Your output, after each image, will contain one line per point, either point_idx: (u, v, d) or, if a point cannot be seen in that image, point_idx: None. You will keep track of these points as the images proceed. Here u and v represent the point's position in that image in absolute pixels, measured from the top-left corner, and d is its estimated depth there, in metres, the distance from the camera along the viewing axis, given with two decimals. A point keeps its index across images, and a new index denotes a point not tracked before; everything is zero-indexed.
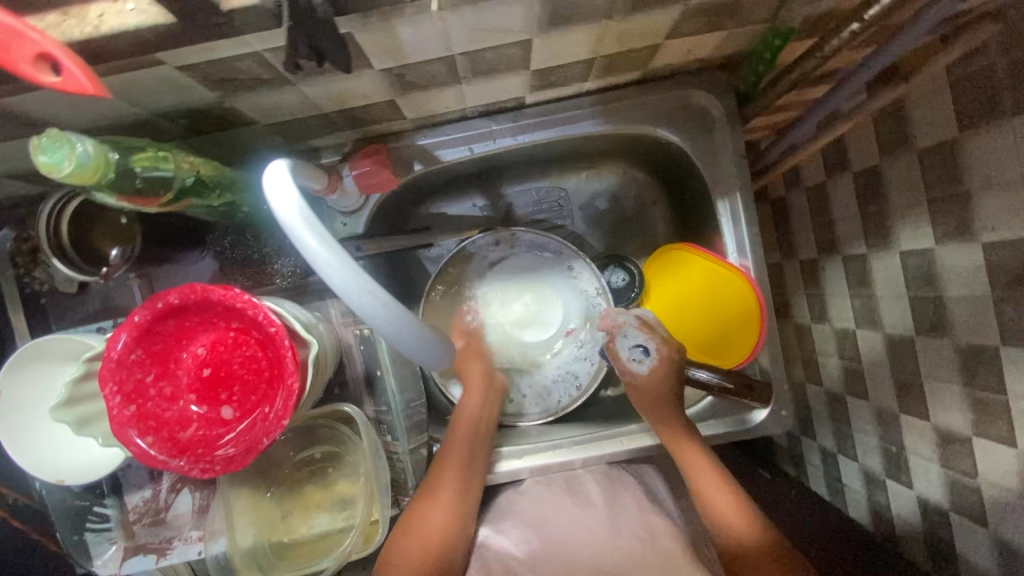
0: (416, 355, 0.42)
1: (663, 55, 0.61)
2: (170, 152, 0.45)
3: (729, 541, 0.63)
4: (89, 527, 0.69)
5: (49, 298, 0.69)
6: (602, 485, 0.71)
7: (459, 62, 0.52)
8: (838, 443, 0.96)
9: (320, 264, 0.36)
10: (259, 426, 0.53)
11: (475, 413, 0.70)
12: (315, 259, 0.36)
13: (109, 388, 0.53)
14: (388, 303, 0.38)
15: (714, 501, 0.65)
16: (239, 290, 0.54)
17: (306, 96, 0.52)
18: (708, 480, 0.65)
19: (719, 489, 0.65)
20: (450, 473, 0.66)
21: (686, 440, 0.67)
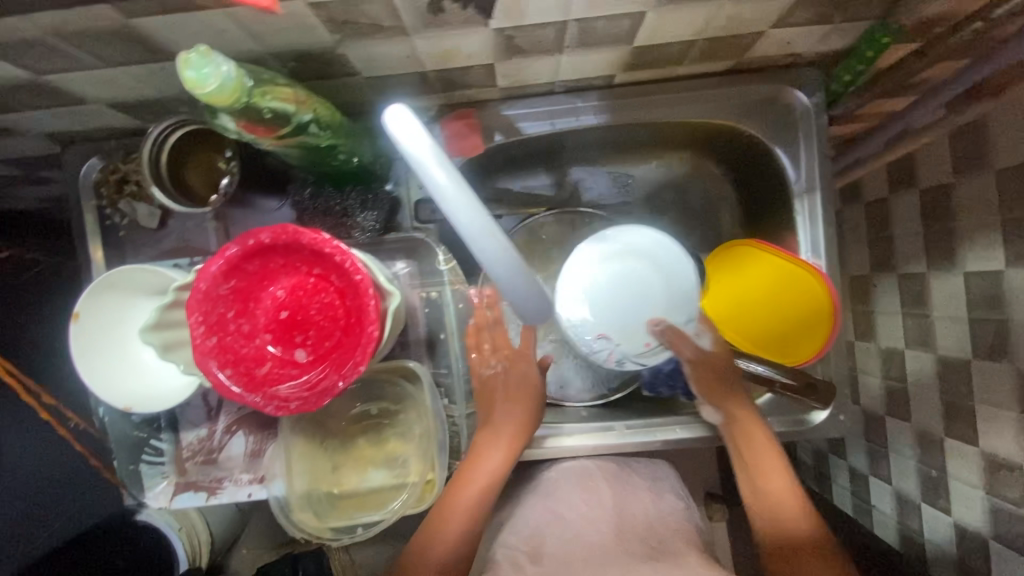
0: (519, 305, 0.42)
1: (761, 46, 0.61)
2: (291, 88, 0.46)
3: (778, 530, 0.62)
4: (144, 459, 0.71)
5: (127, 232, 0.70)
6: (609, 488, 0.73)
7: (569, 30, 0.52)
8: (871, 463, 0.94)
9: (447, 201, 0.37)
10: (336, 370, 0.55)
11: (514, 421, 0.67)
12: (440, 192, 0.37)
13: (195, 318, 0.54)
14: (506, 245, 0.38)
15: (766, 486, 0.65)
16: (328, 236, 0.56)
17: (413, 50, 0.53)
18: (766, 462, 0.65)
19: (776, 475, 0.65)
20: (468, 472, 0.64)
21: (750, 418, 0.67)
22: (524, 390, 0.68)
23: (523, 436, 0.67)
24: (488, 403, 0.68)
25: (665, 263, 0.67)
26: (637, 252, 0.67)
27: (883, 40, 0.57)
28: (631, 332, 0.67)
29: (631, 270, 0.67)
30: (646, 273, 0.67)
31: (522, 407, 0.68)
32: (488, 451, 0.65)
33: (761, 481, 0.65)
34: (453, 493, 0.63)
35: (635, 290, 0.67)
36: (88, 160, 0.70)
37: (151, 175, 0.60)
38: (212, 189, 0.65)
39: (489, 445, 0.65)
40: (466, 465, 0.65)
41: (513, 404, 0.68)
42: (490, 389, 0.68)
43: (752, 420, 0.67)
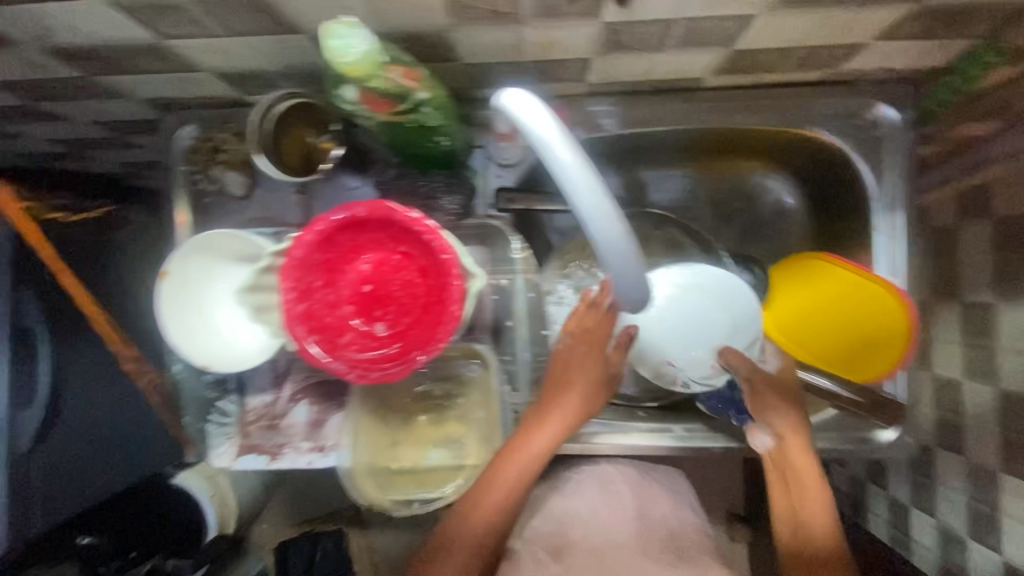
0: (626, 291, 0.43)
1: (858, 58, 0.61)
2: (413, 67, 0.47)
3: (799, 537, 0.65)
4: (211, 419, 0.73)
5: (213, 198, 0.73)
6: (631, 493, 0.78)
7: (676, 28, 0.52)
8: (915, 494, 0.92)
9: (571, 181, 0.39)
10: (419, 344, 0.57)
11: (568, 409, 0.65)
12: (565, 172, 0.39)
13: (287, 284, 0.56)
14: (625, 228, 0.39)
15: (800, 499, 0.65)
16: (419, 214, 0.57)
17: (519, 39, 0.54)
18: (806, 478, 0.65)
19: (811, 491, 0.65)
20: (513, 455, 0.64)
21: (797, 432, 0.66)
22: (585, 377, 0.65)
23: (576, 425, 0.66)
24: (555, 387, 0.65)
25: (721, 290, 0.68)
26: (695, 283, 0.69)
27: (989, 60, 0.56)
28: (697, 358, 0.69)
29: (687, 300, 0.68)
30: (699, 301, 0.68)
31: (579, 395, 0.65)
32: (543, 433, 0.64)
33: (799, 497, 0.65)
34: (500, 464, 0.64)
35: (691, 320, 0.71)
36: (184, 127, 0.72)
37: (257, 142, 0.63)
38: (305, 164, 0.67)
39: (546, 427, 0.64)
40: (518, 445, 0.64)
41: (572, 392, 0.65)
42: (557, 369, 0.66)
43: (798, 436, 0.66)
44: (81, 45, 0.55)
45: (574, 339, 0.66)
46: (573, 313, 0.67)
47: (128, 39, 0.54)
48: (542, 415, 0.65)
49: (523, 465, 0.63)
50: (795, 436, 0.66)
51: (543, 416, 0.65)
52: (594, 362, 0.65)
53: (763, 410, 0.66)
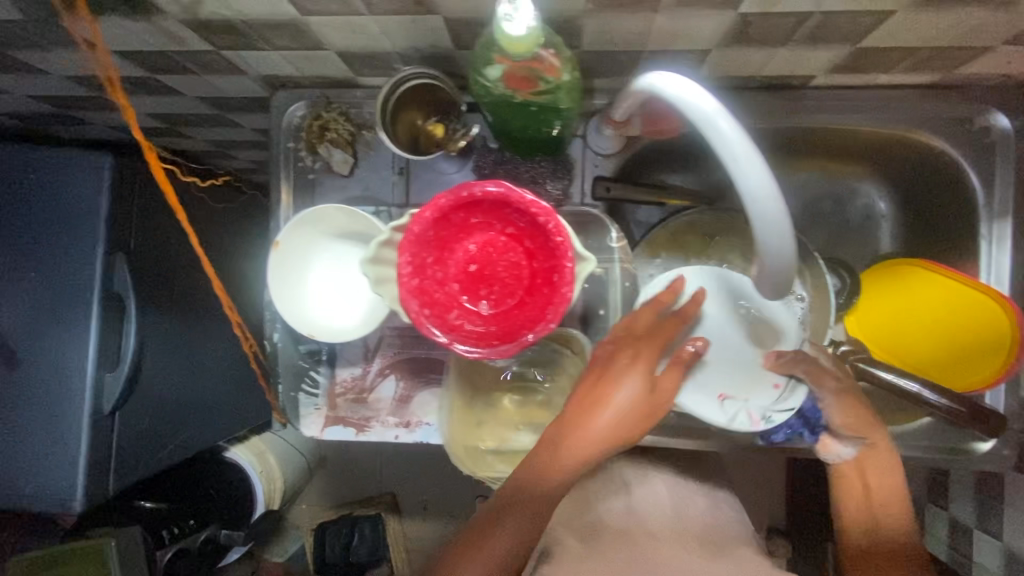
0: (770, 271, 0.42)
1: (980, 62, 0.60)
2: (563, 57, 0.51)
3: (873, 527, 0.66)
4: (303, 389, 0.75)
5: (316, 175, 0.76)
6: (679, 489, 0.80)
7: (808, 22, 0.53)
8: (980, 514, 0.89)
9: (727, 150, 0.39)
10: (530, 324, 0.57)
11: (597, 408, 0.57)
12: (728, 146, 0.39)
13: (405, 257, 0.57)
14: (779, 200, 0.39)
15: (876, 502, 0.66)
16: (534, 196, 0.58)
17: (649, 28, 0.55)
18: (888, 484, 0.65)
19: (891, 495, 0.65)
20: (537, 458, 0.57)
21: (881, 440, 0.65)
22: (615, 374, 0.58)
23: (608, 429, 0.57)
24: (589, 402, 0.57)
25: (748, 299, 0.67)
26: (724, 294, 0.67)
27: None
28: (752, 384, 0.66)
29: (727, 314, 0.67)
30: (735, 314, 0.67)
31: (608, 391, 0.57)
32: (575, 454, 0.57)
33: (873, 490, 0.66)
34: (525, 488, 0.56)
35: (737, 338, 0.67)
36: (293, 105, 0.75)
37: (380, 118, 0.64)
38: (413, 146, 0.69)
39: (575, 448, 0.57)
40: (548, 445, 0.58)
41: (609, 411, 0.56)
42: (598, 380, 0.58)
43: (882, 444, 0.65)
44: (223, 18, 0.57)
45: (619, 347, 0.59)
46: (645, 305, 0.61)
47: (273, 14, 0.56)
48: (574, 433, 0.57)
49: (548, 470, 0.56)
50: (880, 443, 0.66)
51: (569, 424, 0.57)
52: (636, 377, 0.57)
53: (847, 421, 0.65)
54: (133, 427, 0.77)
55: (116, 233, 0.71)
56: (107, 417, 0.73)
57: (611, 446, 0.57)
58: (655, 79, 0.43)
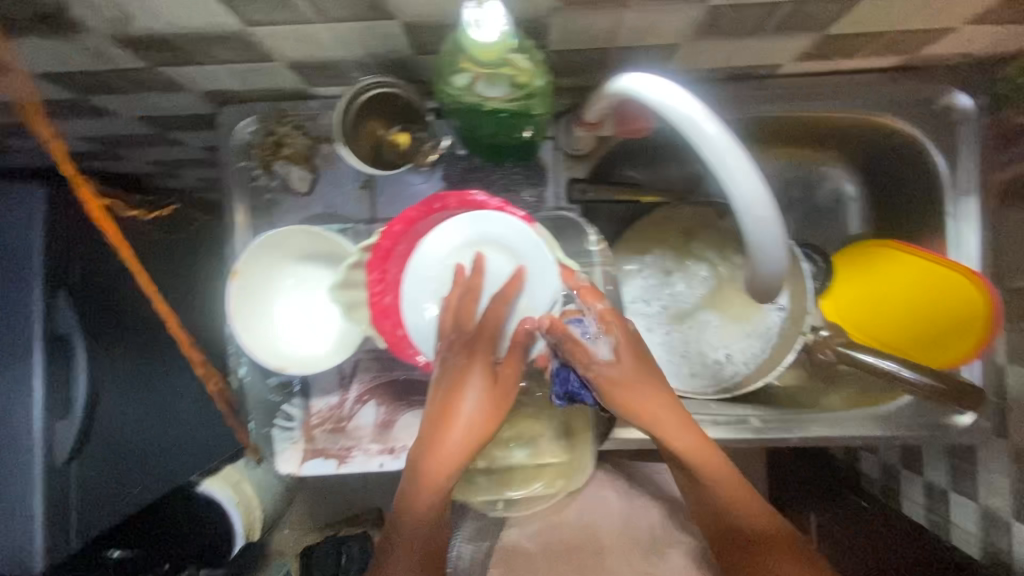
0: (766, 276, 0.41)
1: (939, 44, 0.61)
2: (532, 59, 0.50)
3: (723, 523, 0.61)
4: (276, 423, 0.71)
5: (274, 195, 0.71)
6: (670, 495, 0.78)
7: (778, 11, 0.52)
8: (954, 477, 0.84)
9: (717, 155, 0.37)
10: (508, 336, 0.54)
11: (444, 418, 0.53)
12: (718, 150, 0.37)
13: (375, 275, 0.54)
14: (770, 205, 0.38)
15: (719, 500, 0.60)
16: (513, 206, 0.55)
17: (618, 24, 0.53)
18: (727, 476, 0.60)
19: (727, 486, 0.60)
20: (415, 487, 0.55)
21: (691, 429, 0.58)
22: (444, 380, 0.53)
23: (461, 437, 0.53)
24: (436, 418, 0.53)
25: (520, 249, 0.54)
26: (500, 244, 0.54)
27: None
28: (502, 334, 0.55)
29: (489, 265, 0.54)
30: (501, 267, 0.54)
31: (447, 400, 0.53)
32: (438, 472, 0.54)
33: (703, 489, 0.61)
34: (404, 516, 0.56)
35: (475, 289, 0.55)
36: (244, 120, 0.70)
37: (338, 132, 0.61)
38: (376, 156, 0.65)
39: (434, 467, 0.54)
40: (417, 471, 0.55)
41: (454, 420, 0.53)
42: (443, 392, 0.53)
43: (682, 429, 0.57)
44: (156, 34, 0.52)
45: (452, 350, 0.53)
46: (444, 304, 0.53)
47: (212, 27, 0.51)
48: (434, 453, 0.53)
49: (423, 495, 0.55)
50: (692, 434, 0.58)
51: (433, 442, 0.54)
52: (473, 379, 0.53)
53: (627, 408, 0.55)
54: (93, 475, 0.70)
55: (58, 270, 0.64)
56: (61, 470, 0.65)
57: (470, 454, 0.54)
58: (636, 79, 0.41)
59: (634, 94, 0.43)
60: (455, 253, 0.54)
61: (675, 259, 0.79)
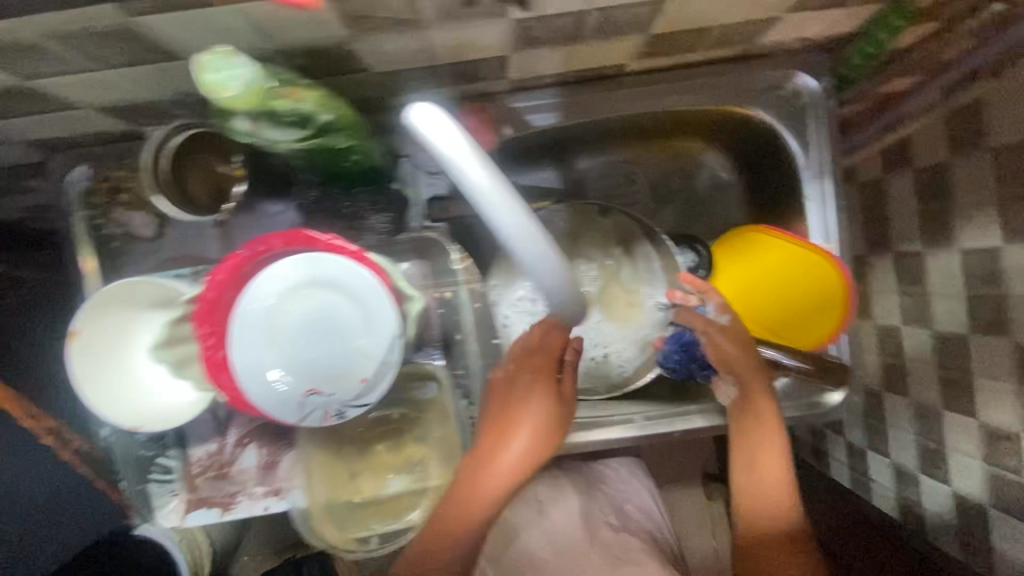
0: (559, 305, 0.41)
1: (773, 32, 0.61)
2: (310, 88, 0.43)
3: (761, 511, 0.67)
4: (153, 477, 0.69)
5: (122, 242, 0.67)
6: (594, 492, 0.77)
7: (587, 20, 0.51)
8: (868, 439, 0.96)
9: (484, 202, 0.36)
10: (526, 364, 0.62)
11: (508, 430, 0.59)
12: (480, 195, 0.36)
13: (204, 329, 0.52)
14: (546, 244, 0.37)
15: (757, 488, 0.68)
16: (343, 240, 0.54)
17: (427, 44, 0.51)
18: (767, 466, 0.68)
19: (774, 479, 0.68)
20: (466, 494, 0.58)
21: (770, 414, 0.68)
22: (500, 396, 0.60)
23: (531, 453, 0.60)
24: (499, 432, 0.59)
25: (356, 288, 0.53)
26: (337, 284, 0.53)
27: (897, 23, 0.56)
28: (344, 373, 0.53)
29: (327, 305, 0.53)
30: (339, 306, 0.53)
31: (517, 416, 0.60)
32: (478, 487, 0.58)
33: (755, 465, 0.68)
34: (432, 546, 0.58)
35: (315, 330, 0.53)
36: (78, 168, 0.66)
37: (150, 182, 0.59)
38: (217, 196, 0.63)
39: (489, 477, 0.59)
40: (474, 480, 0.59)
41: (514, 433, 0.59)
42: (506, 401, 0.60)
43: (769, 411, 0.68)
44: None
45: (515, 368, 0.60)
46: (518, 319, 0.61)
47: None
48: (484, 468, 0.59)
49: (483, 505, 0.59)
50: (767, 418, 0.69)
51: (494, 454, 0.59)
52: (542, 399, 0.60)
53: (748, 382, 0.68)
54: None
55: None
56: None
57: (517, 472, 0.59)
58: (405, 108, 0.37)
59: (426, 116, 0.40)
60: (291, 293, 0.53)
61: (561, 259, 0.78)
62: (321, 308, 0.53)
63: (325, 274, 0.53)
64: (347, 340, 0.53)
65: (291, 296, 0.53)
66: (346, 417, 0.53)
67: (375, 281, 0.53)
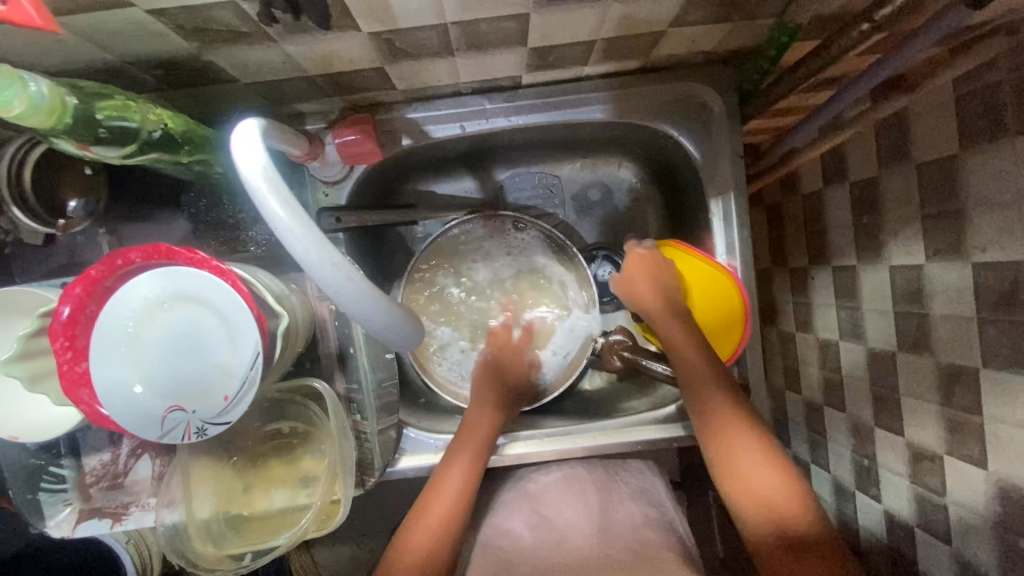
0: (377, 331, 0.41)
1: (665, 45, 0.59)
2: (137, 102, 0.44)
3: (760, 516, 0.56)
4: (42, 488, 0.67)
5: (14, 249, 0.63)
6: (596, 490, 0.72)
7: (452, 32, 0.49)
8: (811, 452, 0.92)
9: (282, 230, 0.35)
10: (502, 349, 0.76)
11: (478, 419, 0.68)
12: (281, 227, 0.35)
13: (59, 344, 0.50)
14: (353, 277, 0.37)
15: (747, 496, 0.57)
16: (206, 254, 0.52)
17: (289, 55, 0.49)
18: (745, 461, 0.58)
19: (761, 474, 0.57)
20: (440, 487, 0.63)
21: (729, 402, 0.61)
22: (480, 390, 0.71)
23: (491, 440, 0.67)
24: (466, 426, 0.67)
25: (221, 306, 0.51)
26: (197, 300, 0.51)
27: (783, 39, 0.55)
28: (204, 389, 0.52)
29: (189, 322, 0.52)
30: (202, 324, 0.51)
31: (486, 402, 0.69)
32: (438, 502, 0.62)
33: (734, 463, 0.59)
34: (408, 538, 0.60)
35: (172, 348, 0.52)
36: None
37: (11, 195, 0.55)
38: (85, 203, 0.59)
39: (456, 466, 0.64)
40: (441, 475, 0.64)
41: (467, 458, 0.64)
42: (462, 429, 0.67)
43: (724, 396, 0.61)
44: None
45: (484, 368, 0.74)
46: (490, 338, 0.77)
47: None
48: (454, 456, 0.65)
49: (453, 491, 0.63)
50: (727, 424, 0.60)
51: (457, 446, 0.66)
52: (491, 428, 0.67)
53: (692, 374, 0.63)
54: None
55: None
56: None
57: (465, 499, 0.63)
58: (240, 125, 0.38)
59: (264, 133, 0.40)
60: (148, 309, 0.51)
61: (476, 268, 0.81)
62: (185, 326, 0.52)
63: (187, 292, 0.51)
64: (206, 358, 0.52)
65: (144, 312, 0.51)
66: (207, 434, 0.53)
67: (237, 297, 0.51)
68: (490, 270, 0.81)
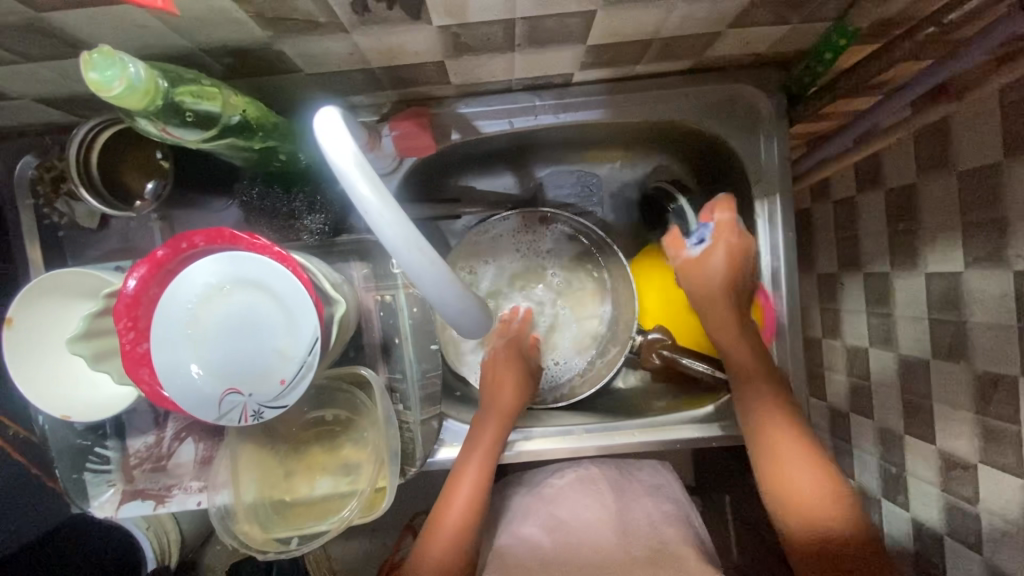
0: (451, 316, 0.42)
1: (720, 46, 0.60)
2: (216, 88, 0.45)
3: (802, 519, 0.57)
4: (88, 468, 0.68)
5: (67, 232, 0.65)
6: (612, 491, 0.72)
7: (517, 27, 0.50)
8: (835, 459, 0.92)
9: (371, 215, 0.36)
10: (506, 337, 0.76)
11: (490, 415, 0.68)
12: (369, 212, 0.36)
13: (123, 324, 0.52)
14: (436, 261, 0.38)
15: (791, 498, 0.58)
16: (267, 240, 0.53)
17: (356, 47, 0.50)
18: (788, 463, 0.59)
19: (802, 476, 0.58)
20: (459, 485, 0.63)
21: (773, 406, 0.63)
22: (488, 385, 0.71)
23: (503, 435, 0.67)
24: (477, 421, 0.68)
25: (280, 291, 0.52)
26: (257, 284, 0.52)
27: (840, 41, 0.56)
28: (258, 373, 0.52)
29: (246, 306, 0.52)
30: (257, 309, 0.52)
31: (498, 397, 0.70)
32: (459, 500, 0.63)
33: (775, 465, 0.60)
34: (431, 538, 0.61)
35: (229, 331, 0.52)
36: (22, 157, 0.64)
37: (81, 177, 0.57)
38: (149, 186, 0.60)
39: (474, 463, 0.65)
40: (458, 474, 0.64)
41: (477, 461, 0.64)
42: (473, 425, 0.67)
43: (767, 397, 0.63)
44: None
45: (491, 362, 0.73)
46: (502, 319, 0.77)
47: None
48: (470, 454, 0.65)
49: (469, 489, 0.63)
50: (772, 415, 0.62)
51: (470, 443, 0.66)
52: (500, 429, 0.67)
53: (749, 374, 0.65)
54: None
55: None
56: None
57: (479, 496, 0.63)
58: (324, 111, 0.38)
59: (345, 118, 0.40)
60: (210, 292, 0.52)
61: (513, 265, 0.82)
62: (241, 311, 0.52)
63: (242, 276, 0.52)
64: (263, 342, 0.52)
65: (204, 295, 0.52)
66: (263, 417, 0.54)
67: (297, 283, 0.52)
68: (527, 268, 0.82)
